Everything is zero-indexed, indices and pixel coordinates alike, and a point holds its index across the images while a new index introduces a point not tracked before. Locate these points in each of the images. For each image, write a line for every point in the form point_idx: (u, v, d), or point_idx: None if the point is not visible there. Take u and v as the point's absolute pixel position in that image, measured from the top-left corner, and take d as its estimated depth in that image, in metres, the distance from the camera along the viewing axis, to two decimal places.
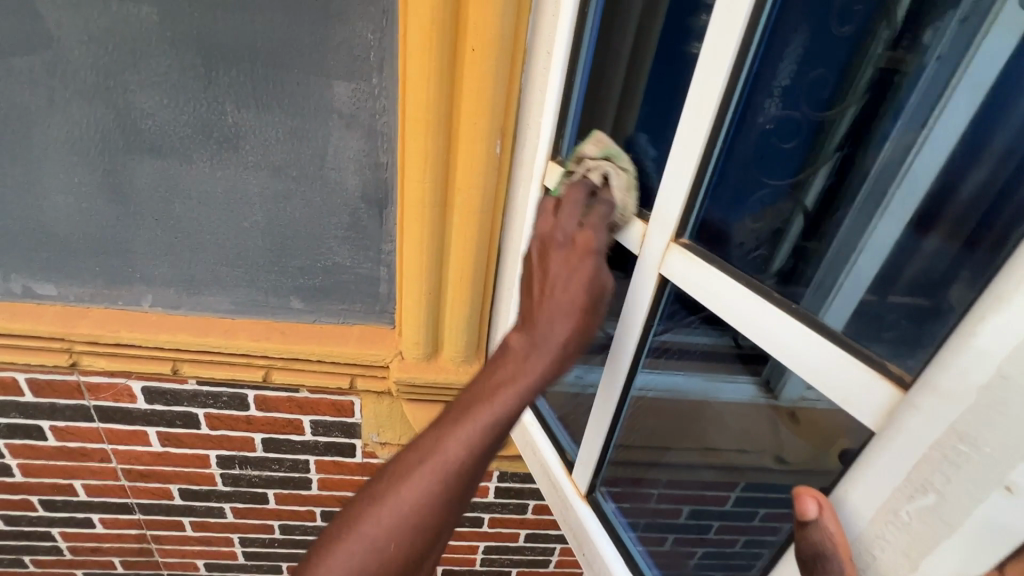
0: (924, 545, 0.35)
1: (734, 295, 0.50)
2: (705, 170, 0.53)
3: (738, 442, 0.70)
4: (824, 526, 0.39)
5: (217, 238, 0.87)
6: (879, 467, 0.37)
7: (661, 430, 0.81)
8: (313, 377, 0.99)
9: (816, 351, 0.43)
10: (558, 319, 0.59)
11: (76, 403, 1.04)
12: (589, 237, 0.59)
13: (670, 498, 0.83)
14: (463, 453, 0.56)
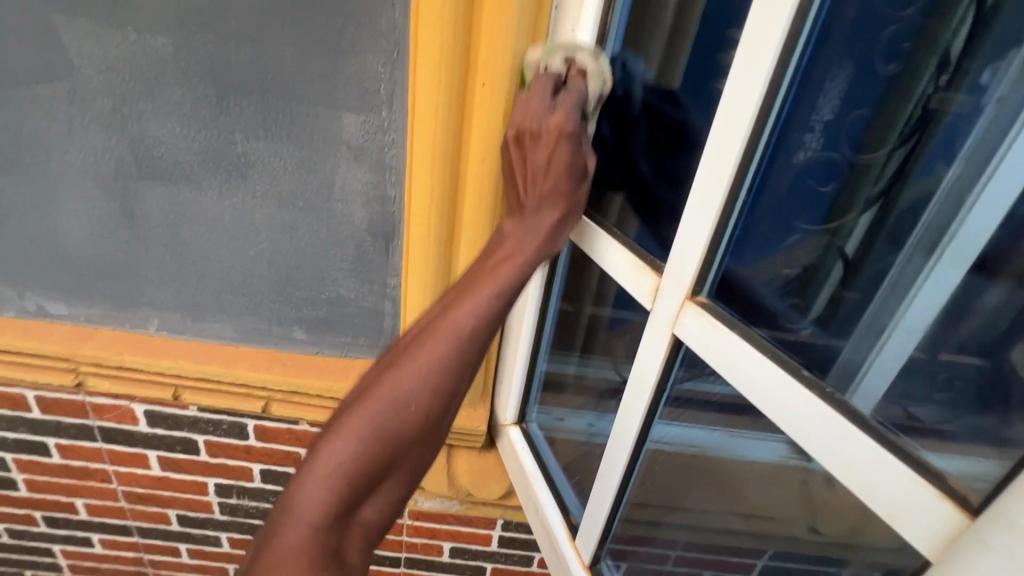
0: None
1: (755, 368, 0.42)
2: (726, 222, 0.47)
3: (765, 503, 0.63)
4: None
5: (224, 265, 0.86)
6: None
7: (675, 483, 0.73)
8: (314, 410, 0.96)
9: (855, 450, 0.36)
10: (548, 203, 0.55)
11: (80, 423, 1.04)
12: (562, 118, 0.52)
13: (688, 560, 0.73)
14: (474, 318, 0.53)
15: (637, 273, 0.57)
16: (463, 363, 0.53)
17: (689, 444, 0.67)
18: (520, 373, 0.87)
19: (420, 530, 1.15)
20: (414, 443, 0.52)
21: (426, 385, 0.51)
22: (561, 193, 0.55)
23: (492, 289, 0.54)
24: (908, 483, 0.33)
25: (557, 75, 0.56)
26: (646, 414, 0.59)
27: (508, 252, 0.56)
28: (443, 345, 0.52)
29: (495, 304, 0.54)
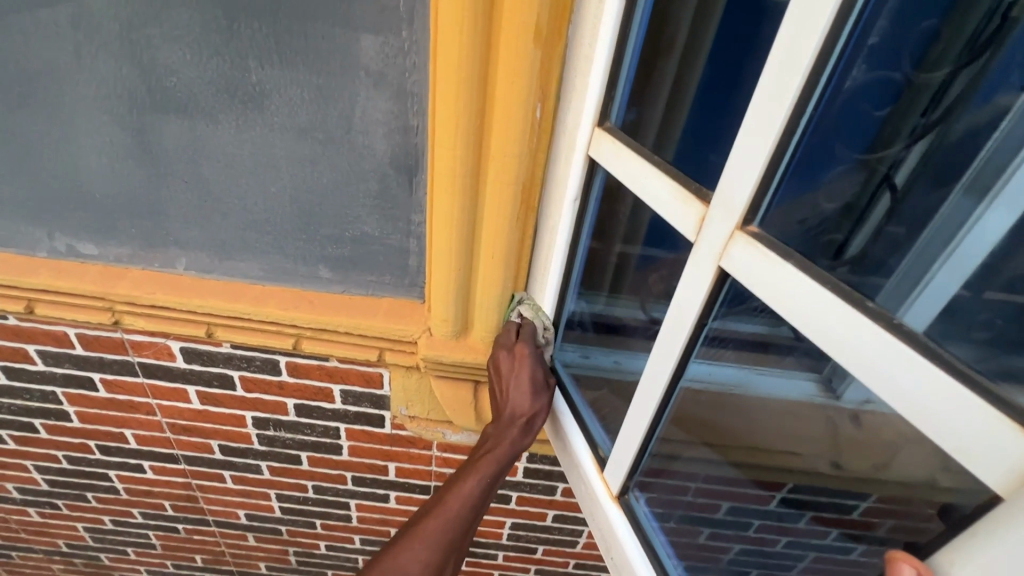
0: None
1: (815, 301, 0.40)
2: (786, 148, 0.42)
3: (791, 444, 0.63)
4: None
5: (246, 203, 0.84)
6: (1008, 544, 0.31)
7: (698, 420, 0.71)
8: (342, 348, 0.97)
9: (927, 385, 0.33)
10: (519, 396, 0.83)
11: (122, 359, 1.07)
12: (524, 349, 0.84)
13: (708, 493, 0.77)
14: (464, 504, 0.79)
15: (681, 203, 0.53)
16: (461, 534, 0.78)
17: (723, 382, 0.64)
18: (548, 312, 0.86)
19: (448, 461, 1.20)
20: (443, 554, 0.77)
21: (447, 518, 0.78)
22: (526, 423, 0.83)
23: (474, 480, 0.80)
24: (987, 420, 0.31)
25: (513, 326, 0.87)
26: (685, 348, 0.57)
27: (489, 448, 0.82)
28: (444, 525, 0.77)
29: (479, 490, 0.80)
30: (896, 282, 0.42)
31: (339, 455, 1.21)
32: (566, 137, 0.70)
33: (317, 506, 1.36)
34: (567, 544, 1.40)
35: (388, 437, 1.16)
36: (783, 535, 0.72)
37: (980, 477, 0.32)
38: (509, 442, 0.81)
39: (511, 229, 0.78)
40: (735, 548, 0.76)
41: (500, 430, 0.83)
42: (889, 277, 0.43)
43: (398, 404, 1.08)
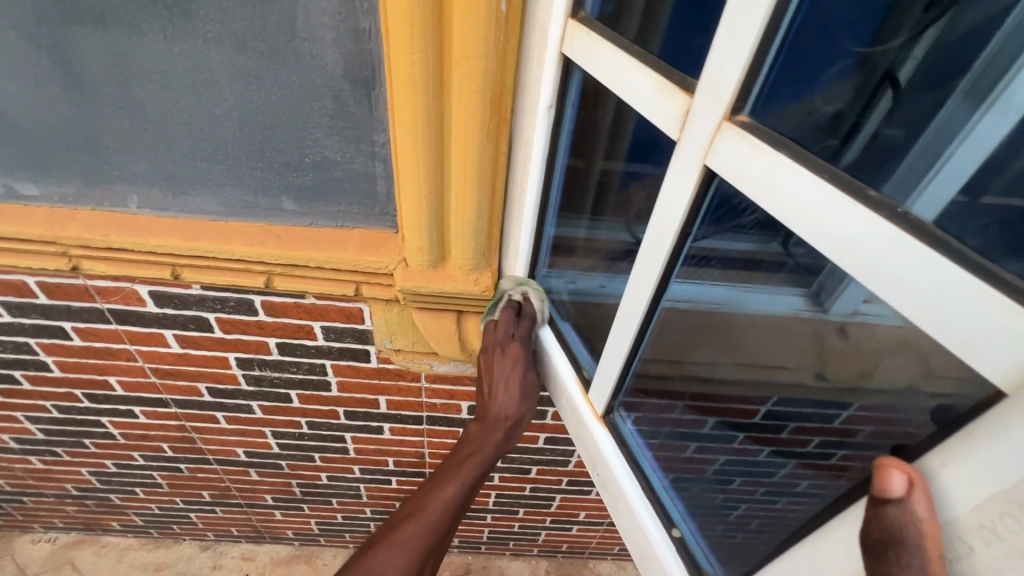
0: None
1: (810, 196, 0.35)
2: (777, 29, 0.37)
3: (772, 357, 0.60)
4: (910, 508, 0.33)
5: (191, 129, 0.77)
6: (1012, 443, 0.28)
7: (683, 339, 0.69)
8: (317, 284, 0.93)
9: (929, 277, 0.30)
10: (506, 398, 0.85)
11: (90, 306, 1.03)
12: (517, 347, 0.84)
13: (695, 408, 0.74)
14: (453, 499, 0.81)
15: (664, 97, 0.47)
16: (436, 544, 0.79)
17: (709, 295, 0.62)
18: (527, 235, 0.81)
19: (438, 392, 1.21)
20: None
21: (424, 534, 0.78)
22: (513, 423, 0.86)
23: (457, 482, 0.82)
24: (995, 312, 0.27)
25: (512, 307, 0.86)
26: (668, 261, 0.54)
27: (473, 451, 0.85)
28: (422, 538, 0.78)
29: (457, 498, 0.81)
30: (903, 170, 0.35)
31: (329, 391, 1.21)
32: (537, 33, 0.63)
33: (314, 441, 1.39)
34: (559, 464, 1.46)
35: (375, 372, 1.15)
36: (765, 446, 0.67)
37: (981, 373, 0.29)
38: (492, 445, 0.85)
39: (484, 144, 0.72)
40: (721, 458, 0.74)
41: (485, 435, 0.86)
42: (893, 167, 0.36)
43: (381, 338, 1.06)
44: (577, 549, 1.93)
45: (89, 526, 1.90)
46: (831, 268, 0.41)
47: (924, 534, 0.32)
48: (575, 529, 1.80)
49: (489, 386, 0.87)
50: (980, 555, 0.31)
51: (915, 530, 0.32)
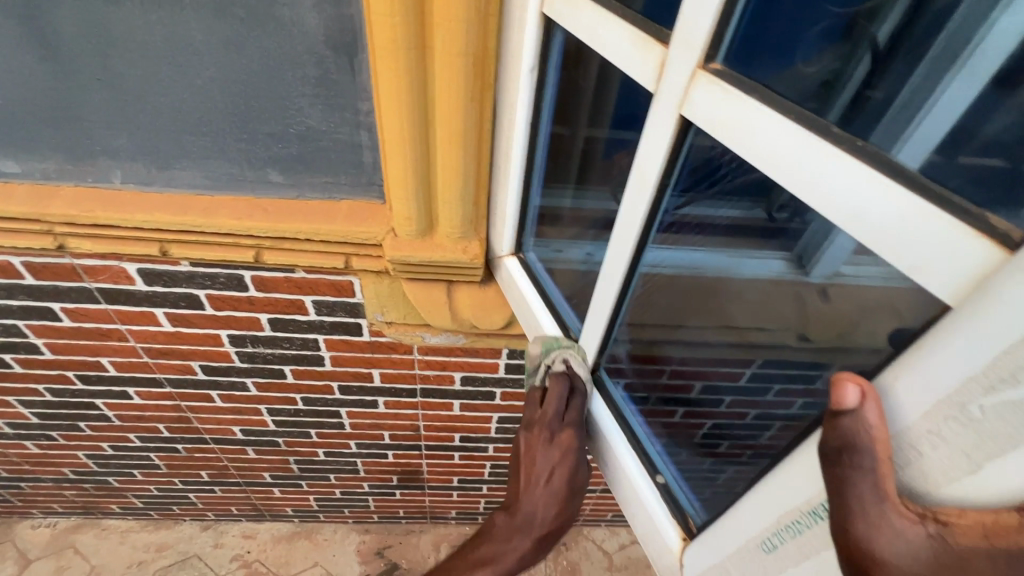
0: (993, 448, 0.26)
1: (778, 135, 0.36)
2: None
3: (757, 319, 0.61)
4: (863, 416, 0.31)
5: (171, 100, 0.76)
6: (959, 341, 0.27)
7: (674, 304, 0.71)
8: (306, 257, 0.94)
9: (882, 202, 0.30)
10: (546, 499, 0.77)
11: (78, 286, 1.03)
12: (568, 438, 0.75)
13: (682, 373, 0.75)
14: None
15: (641, 49, 0.48)
16: None
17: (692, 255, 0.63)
18: (513, 201, 0.82)
19: (431, 364, 1.22)
20: None
21: None
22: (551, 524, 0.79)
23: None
24: (943, 231, 0.27)
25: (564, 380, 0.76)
26: (647, 214, 0.55)
27: (500, 549, 0.80)
28: None
29: None
30: (891, 116, 0.34)
31: (322, 366, 1.23)
32: None
33: (309, 417, 1.41)
34: None
35: (368, 345, 1.17)
36: (753, 408, 0.65)
37: (932, 293, 0.28)
38: (522, 550, 0.78)
39: (467, 108, 0.73)
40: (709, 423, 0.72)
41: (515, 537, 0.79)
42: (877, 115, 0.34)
43: (373, 311, 1.07)
44: None
45: (88, 510, 1.92)
46: (818, 220, 0.39)
47: (875, 434, 0.31)
48: None
49: (529, 476, 0.78)
50: (929, 462, 0.30)
51: (866, 432, 0.31)
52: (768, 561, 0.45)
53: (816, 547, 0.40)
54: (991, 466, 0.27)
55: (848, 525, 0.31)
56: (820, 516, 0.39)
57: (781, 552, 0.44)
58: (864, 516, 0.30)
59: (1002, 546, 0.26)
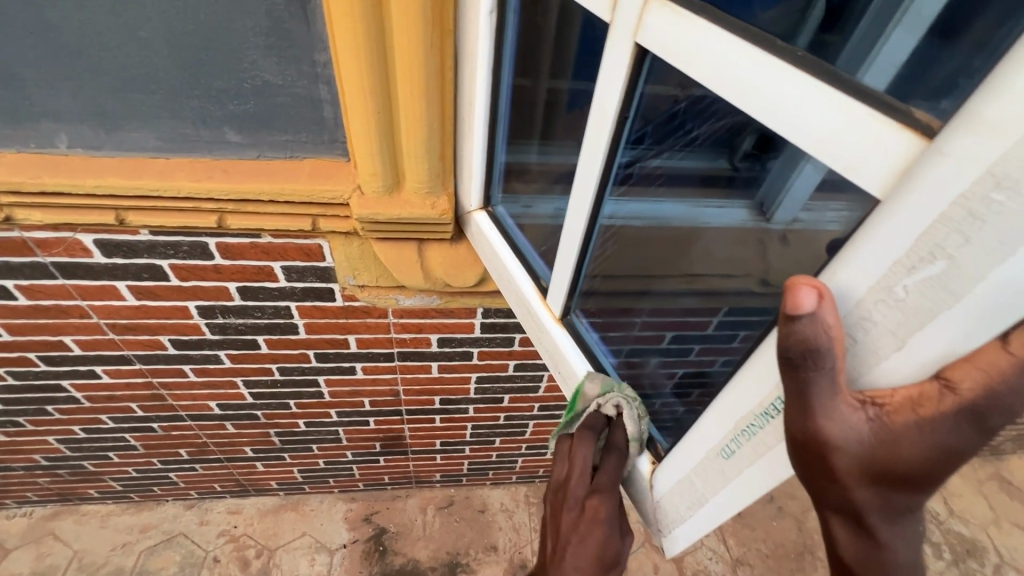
0: (917, 322, 0.30)
1: (725, 52, 0.37)
2: None
3: (719, 269, 0.62)
4: (820, 319, 0.31)
5: (114, 56, 0.73)
6: (881, 232, 0.29)
7: (646, 261, 0.73)
8: (272, 220, 0.92)
9: (819, 106, 0.31)
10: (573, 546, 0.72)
11: (32, 261, 0.99)
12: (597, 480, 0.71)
13: (653, 325, 0.76)
14: None
15: None
16: None
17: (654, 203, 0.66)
18: (479, 155, 0.81)
19: (406, 327, 1.23)
20: None
21: None
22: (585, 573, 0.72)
23: None
24: (872, 127, 0.29)
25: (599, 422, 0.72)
26: (611, 146, 0.55)
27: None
28: None
29: None
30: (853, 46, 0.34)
31: (297, 335, 1.22)
32: None
33: (287, 387, 1.41)
34: (529, 390, 1.53)
35: (342, 311, 1.16)
36: (720, 356, 0.59)
37: (863, 190, 0.30)
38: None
39: (426, 55, 0.72)
40: (680, 373, 0.70)
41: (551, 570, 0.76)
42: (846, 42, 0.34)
43: (344, 275, 1.06)
44: (553, 471, 2.07)
45: (65, 496, 1.89)
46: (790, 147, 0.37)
47: (832, 336, 0.31)
48: (549, 453, 1.92)
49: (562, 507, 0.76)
50: (863, 345, 0.33)
51: (826, 336, 0.31)
52: (728, 466, 0.50)
53: (768, 445, 0.44)
54: (915, 338, 0.30)
55: (803, 423, 0.34)
56: (771, 416, 0.43)
57: (738, 456, 0.48)
58: (818, 414, 0.33)
59: (925, 415, 0.30)
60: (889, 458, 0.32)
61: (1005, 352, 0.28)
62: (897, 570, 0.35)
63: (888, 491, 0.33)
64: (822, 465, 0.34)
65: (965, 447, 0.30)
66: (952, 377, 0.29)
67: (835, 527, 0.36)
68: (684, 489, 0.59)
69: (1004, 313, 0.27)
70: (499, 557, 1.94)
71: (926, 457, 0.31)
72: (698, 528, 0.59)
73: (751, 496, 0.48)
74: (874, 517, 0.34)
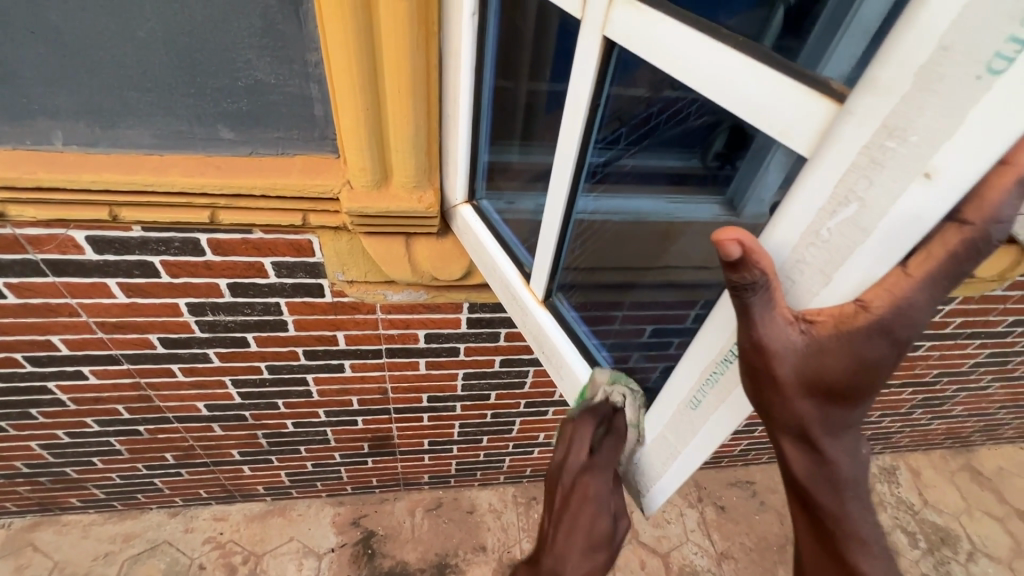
0: (838, 259, 0.35)
1: (680, 42, 0.43)
2: None
3: (689, 264, 0.62)
4: (748, 259, 0.34)
5: (113, 55, 0.76)
6: (809, 183, 0.35)
7: (624, 255, 0.75)
8: (263, 216, 0.95)
9: (758, 83, 0.37)
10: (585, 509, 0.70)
11: (23, 258, 1.01)
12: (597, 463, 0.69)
13: (633, 317, 0.76)
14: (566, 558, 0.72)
15: None
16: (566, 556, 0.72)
17: (629, 202, 0.69)
18: (464, 151, 0.86)
19: (394, 323, 1.26)
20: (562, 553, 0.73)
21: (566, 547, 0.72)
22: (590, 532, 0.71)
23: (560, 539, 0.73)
24: (799, 97, 0.35)
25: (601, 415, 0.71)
26: (584, 136, 0.61)
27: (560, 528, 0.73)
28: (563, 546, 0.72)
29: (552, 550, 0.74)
30: (816, 38, 0.36)
31: (286, 332, 1.24)
32: None
33: (275, 386, 1.42)
34: (516, 386, 1.56)
35: (331, 307, 1.19)
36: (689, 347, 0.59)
37: (795, 150, 0.36)
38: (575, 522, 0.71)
39: (414, 54, 0.77)
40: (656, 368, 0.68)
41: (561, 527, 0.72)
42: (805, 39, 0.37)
43: (334, 271, 1.10)
44: (540, 471, 2.09)
45: (45, 506, 1.86)
46: (760, 135, 0.40)
47: (766, 270, 0.35)
48: (536, 452, 1.95)
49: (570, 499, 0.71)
50: (799, 286, 0.38)
51: (761, 270, 0.35)
52: (695, 415, 0.55)
53: (730, 386, 0.50)
54: (838, 275, 0.35)
55: (748, 349, 0.38)
56: (729, 361, 0.50)
57: (705, 404, 0.54)
58: (760, 338, 0.37)
59: (845, 328, 0.35)
60: (821, 372, 0.36)
61: (905, 274, 0.33)
62: (839, 480, 0.39)
63: (825, 403, 0.37)
64: (768, 376, 0.38)
65: (879, 354, 0.35)
66: (865, 298, 0.35)
67: (787, 451, 0.40)
68: (659, 447, 0.64)
69: (904, 243, 0.32)
70: (488, 557, 1.95)
71: (850, 366, 0.36)
72: (673, 482, 0.63)
73: (719, 437, 0.54)
74: (817, 431, 0.38)
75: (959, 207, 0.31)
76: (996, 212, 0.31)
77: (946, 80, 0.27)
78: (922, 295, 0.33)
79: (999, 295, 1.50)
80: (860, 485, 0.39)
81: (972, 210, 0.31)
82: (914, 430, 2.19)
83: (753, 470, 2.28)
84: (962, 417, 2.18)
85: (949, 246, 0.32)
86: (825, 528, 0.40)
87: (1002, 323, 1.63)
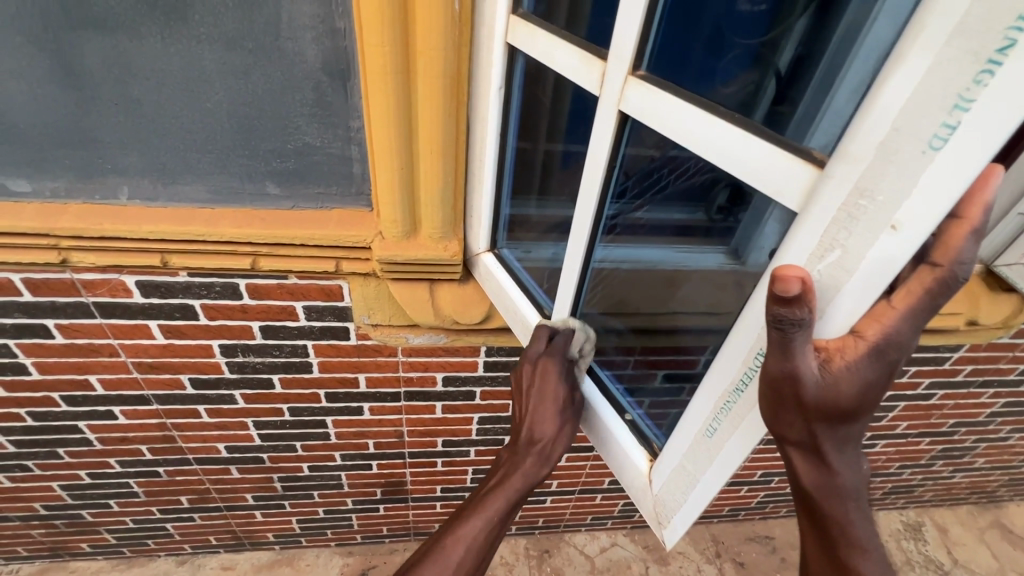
0: (828, 297, 0.40)
1: (686, 116, 0.51)
2: (653, 18, 0.53)
3: (700, 307, 0.66)
4: (804, 299, 0.38)
5: (182, 122, 0.87)
6: (800, 233, 0.41)
7: (638, 301, 0.80)
8: (299, 262, 1.03)
9: (752, 152, 0.44)
10: (557, 388, 0.80)
11: (76, 301, 1.08)
12: (556, 363, 0.80)
13: (645, 362, 0.80)
14: (551, 439, 0.80)
15: (586, 64, 0.63)
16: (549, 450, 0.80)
17: (642, 254, 0.75)
18: (487, 204, 0.94)
19: (414, 365, 1.31)
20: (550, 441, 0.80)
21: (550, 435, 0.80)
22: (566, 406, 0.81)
23: (548, 428, 0.80)
24: (787, 163, 0.42)
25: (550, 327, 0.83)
26: (601, 191, 0.68)
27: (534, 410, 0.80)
28: (547, 437, 0.80)
29: (543, 444, 0.80)
30: (799, 122, 0.43)
31: (310, 373, 1.29)
32: (486, 27, 0.78)
33: (295, 428, 1.45)
34: None
35: (354, 349, 1.24)
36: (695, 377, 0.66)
37: (787, 207, 0.43)
38: (553, 397, 0.79)
39: (446, 120, 0.87)
40: (672, 411, 0.72)
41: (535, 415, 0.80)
42: (790, 117, 0.44)
43: (360, 314, 1.16)
44: (553, 522, 2.05)
45: (55, 551, 1.85)
46: (759, 196, 0.47)
47: (812, 309, 0.38)
48: (549, 501, 1.92)
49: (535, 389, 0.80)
50: None
51: (809, 309, 0.38)
52: (711, 443, 0.60)
53: (742, 415, 0.55)
54: (829, 309, 0.40)
55: (778, 375, 0.42)
56: (741, 391, 0.55)
57: (719, 432, 0.59)
58: (789, 367, 0.41)
59: (850, 357, 0.40)
60: (832, 398, 0.42)
61: (890, 306, 0.40)
62: (839, 483, 0.46)
63: (834, 424, 0.44)
64: (789, 399, 0.43)
65: (876, 376, 0.41)
66: (860, 328, 0.40)
67: (796, 461, 0.47)
68: (680, 475, 0.67)
69: (883, 284, 0.38)
70: None
71: (856, 390, 0.41)
72: (690, 515, 0.66)
73: (733, 465, 0.57)
74: (826, 446, 0.45)
75: (928, 252, 0.38)
76: (959, 255, 0.37)
77: (900, 152, 0.33)
78: (907, 325, 0.40)
79: (1007, 343, 1.52)
80: (857, 489, 0.47)
81: (939, 254, 0.37)
82: (936, 483, 2.14)
83: (772, 525, 2.21)
84: (985, 470, 2.13)
85: (925, 285, 0.38)
86: (824, 524, 0.48)
87: (1014, 372, 1.64)
